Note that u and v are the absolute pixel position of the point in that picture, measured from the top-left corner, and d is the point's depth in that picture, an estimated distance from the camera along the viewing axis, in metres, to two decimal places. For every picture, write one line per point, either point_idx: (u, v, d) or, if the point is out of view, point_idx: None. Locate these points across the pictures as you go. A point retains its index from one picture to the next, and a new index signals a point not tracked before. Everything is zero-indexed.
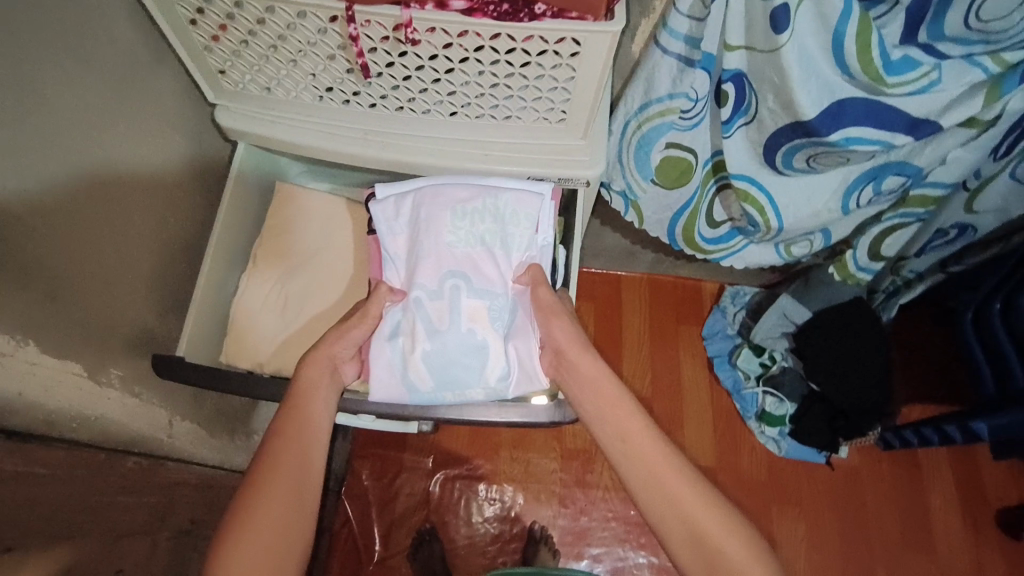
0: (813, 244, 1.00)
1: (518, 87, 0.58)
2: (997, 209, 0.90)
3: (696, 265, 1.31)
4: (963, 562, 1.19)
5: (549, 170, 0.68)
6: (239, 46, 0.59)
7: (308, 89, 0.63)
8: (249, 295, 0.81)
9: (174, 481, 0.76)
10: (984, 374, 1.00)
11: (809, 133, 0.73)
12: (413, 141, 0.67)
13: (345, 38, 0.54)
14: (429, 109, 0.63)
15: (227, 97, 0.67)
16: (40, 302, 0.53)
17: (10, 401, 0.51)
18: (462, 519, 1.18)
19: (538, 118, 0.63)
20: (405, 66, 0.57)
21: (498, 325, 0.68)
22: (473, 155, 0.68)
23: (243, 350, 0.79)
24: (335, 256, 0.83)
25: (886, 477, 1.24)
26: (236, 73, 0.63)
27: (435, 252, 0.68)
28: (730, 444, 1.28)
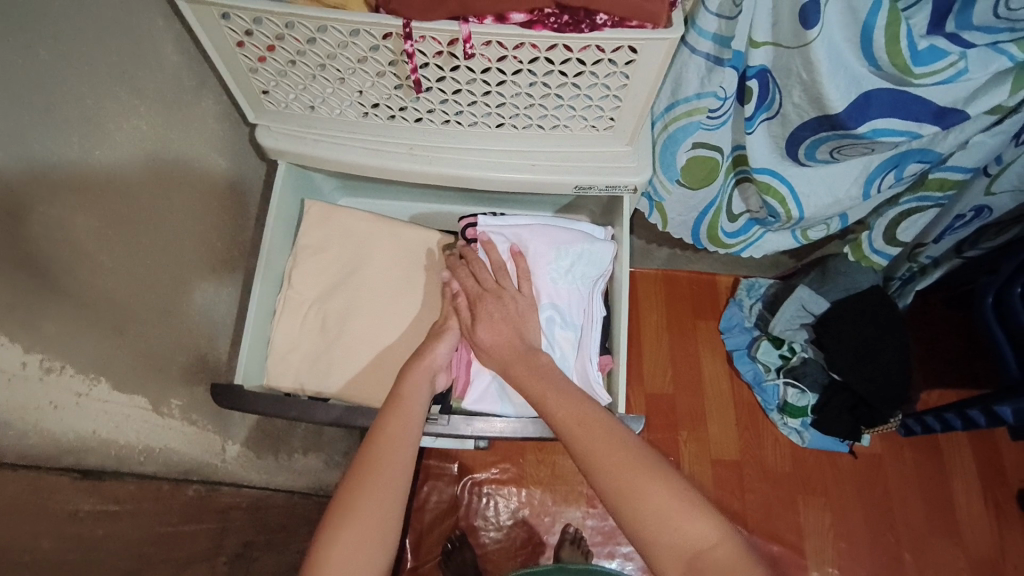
0: (830, 228, 0.99)
1: (569, 96, 0.58)
2: (1013, 189, 0.88)
3: (712, 258, 1.32)
4: (989, 544, 1.20)
5: (597, 177, 0.66)
6: (285, 66, 0.58)
7: (354, 107, 0.62)
8: (286, 317, 0.81)
9: (227, 506, 0.75)
10: (1006, 354, 0.99)
11: (836, 126, 0.73)
12: (458, 153, 0.66)
13: (399, 54, 0.54)
14: (475, 122, 0.62)
15: (268, 116, 0.66)
16: (110, 335, 0.54)
17: (86, 440, 0.52)
18: (491, 523, 1.18)
19: (585, 126, 0.62)
20: (457, 80, 0.56)
21: (578, 352, 0.76)
22: (520, 166, 0.66)
23: (284, 370, 0.79)
24: (381, 269, 0.84)
25: (910, 464, 1.25)
26: (279, 93, 0.62)
27: (536, 283, 0.76)
28: (754, 436, 1.28)
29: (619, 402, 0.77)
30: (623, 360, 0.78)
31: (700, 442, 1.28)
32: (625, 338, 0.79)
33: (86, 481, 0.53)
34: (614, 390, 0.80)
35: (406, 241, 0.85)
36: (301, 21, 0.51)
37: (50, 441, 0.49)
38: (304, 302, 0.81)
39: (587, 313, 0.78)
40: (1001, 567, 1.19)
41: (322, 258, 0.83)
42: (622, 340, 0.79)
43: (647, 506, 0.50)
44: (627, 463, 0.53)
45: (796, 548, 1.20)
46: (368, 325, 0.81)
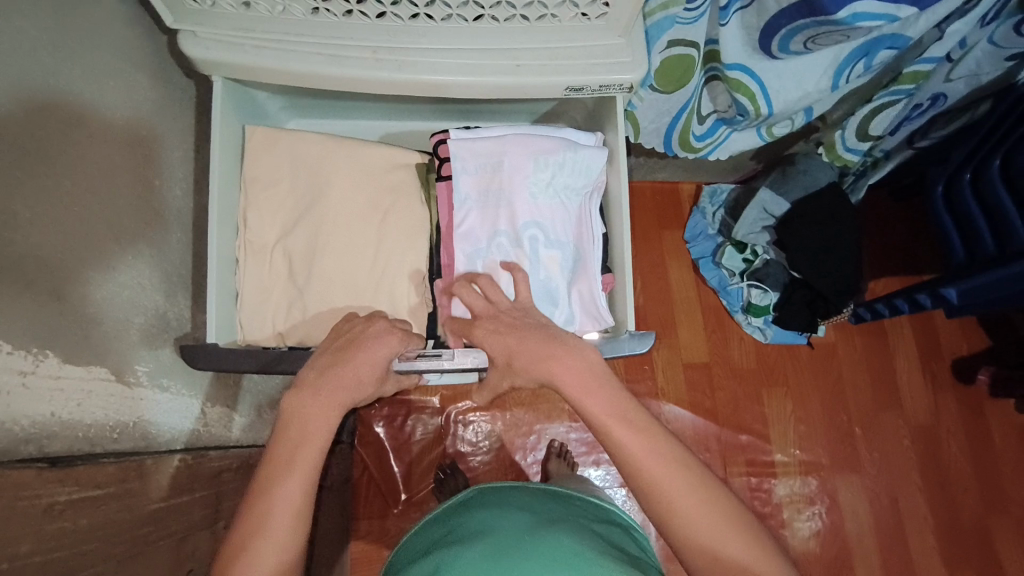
0: (794, 122, 0.95)
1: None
2: (969, 75, 0.90)
3: (674, 167, 1.30)
4: (926, 411, 1.33)
5: (588, 77, 0.60)
6: None
7: (302, 1, 0.54)
8: (251, 273, 0.75)
9: (219, 470, 0.72)
10: (954, 241, 1.07)
11: (815, 13, 0.69)
12: (431, 55, 0.59)
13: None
14: (450, 15, 0.55)
15: (194, 20, 0.56)
16: (48, 303, 0.48)
17: (46, 424, 0.47)
18: (478, 447, 1.20)
19: (575, 14, 0.56)
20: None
21: (567, 270, 0.75)
22: (501, 66, 0.59)
23: (256, 318, 0.75)
24: (343, 197, 0.76)
25: (860, 348, 1.35)
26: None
27: (514, 201, 0.74)
28: (721, 338, 1.34)
29: (628, 318, 0.75)
30: (625, 276, 0.76)
31: (672, 348, 1.33)
32: (624, 254, 0.77)
33: (55, 470, 0.47)
34: (619, 305, 0.78)
35: (371, 169, 0.77)
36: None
37: (3, 432, 0.43)
38: (265, 246, 0.76)
39: (576, 227, 0.76)
40: (936, 431, 1.33)
41: (279, 193, 0.76)
42: (620, 253, 0.77)
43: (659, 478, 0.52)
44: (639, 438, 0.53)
45: (762, 435, 1.30)
46: (333, 260, 0.75)
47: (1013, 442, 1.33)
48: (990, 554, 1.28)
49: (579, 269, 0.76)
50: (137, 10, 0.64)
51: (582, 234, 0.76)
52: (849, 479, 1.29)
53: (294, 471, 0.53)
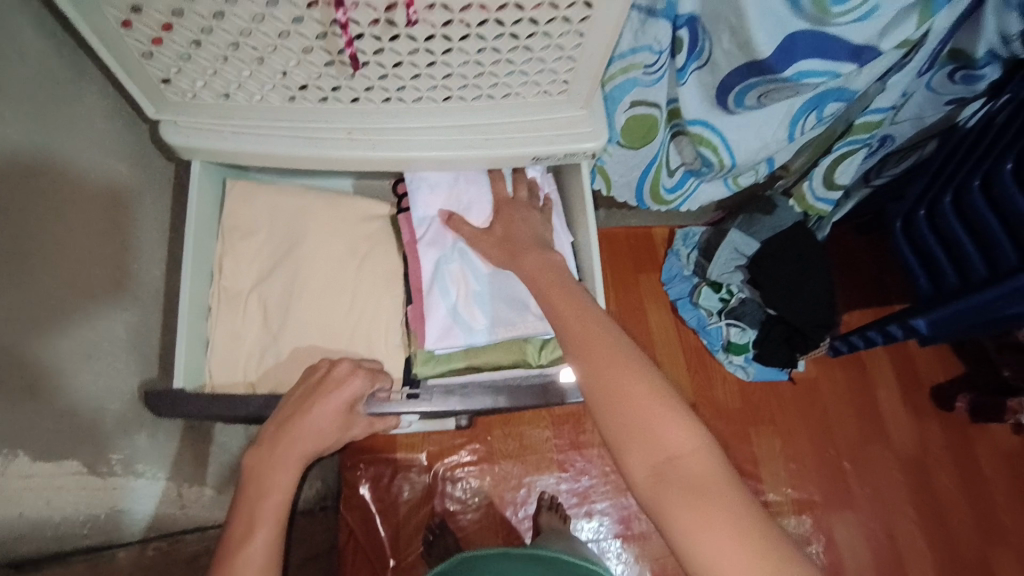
0: (758, 172, 1.00)
1: (522, 61, 0.53)
2: (913, 117, 0.97)
3: (647, 213, 1.35)
4: (912, 441, 1.34)
5: (555, 147, 0.63)
6: (189, 48, 0.50)
7: (278, 90, 0.55)
8: (222, 326, 0.75)
9: (199, 551, 0.74)
10: (919, 274, 1.12)
11: (764, 72, 0.74)
12: (403, 132, 0.61)
13: (327, 26, 0.47)
14: (420, 97, 0.57)
15: (173, 108, 0.58)
16: (21, 401, 0.51)
17: (12, 523, 0.50)
18: (467, 504, 1.17)
19: (538, 92, 0.58)
20: (397, 52, 0.50)
21: None
22: (474, 141, 0.62)
23: (226, 364, 0.74)
24: (316, 259, 0.77)
25: (841, 380, 1.37)
26: (184, 81, 0.55)
27: (477, 207, 0.77)
28: (704, 378, 1.35)
29: None
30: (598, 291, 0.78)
31: None
32: (596, 270, 0.79)
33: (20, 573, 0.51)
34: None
35: (350, 229, 0.79)
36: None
37: None
38: (239, 293, 0.76)
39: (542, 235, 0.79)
40: (924, 460, 1.33)
41: (255, 242, 0.78)
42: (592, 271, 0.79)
43: (645, 428, 0.53)
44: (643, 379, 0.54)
45: (753, 475, 1.29)
46: (308, 325, 0.76)
47: (998, 465, 1.34)
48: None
49: None
50: (116, 105, 0.67)
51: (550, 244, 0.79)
52: (843, 515, 1.28)
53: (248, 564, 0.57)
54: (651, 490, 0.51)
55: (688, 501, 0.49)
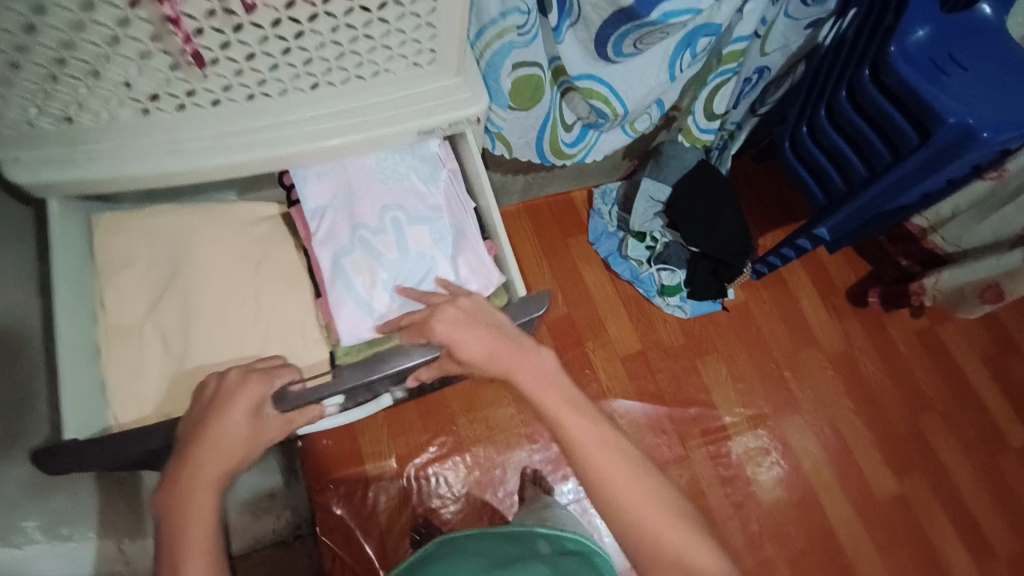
0: (652, 115, 1.05)
1: (380, 35, 0.53)
2: (781, 47, 1.04)
3: (562, 178, 1.38)
4: (838, 339, 1.46)
5: (435, 119, 0.63)
6: (10, 72, 0.46)
7: (127, 103, 0.52)
8: (115, 363, 0.77)
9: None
10: (812, 186, 1.20)
11: (632, 17, 0.76)
12: (277, 128, 0.59)
13: (158, 24, 0.45)
14: (286, 88, 0.55)
15: (15, 143, 0.54)
16: None
17: None
18: (447, 498, 1.17)
19: (408, 65, 0.58)
20: (246, 43, 0.49)
21: (441, 244, 0.78)
22: (352, 126, 0.61)
23: (132, 400, 0.76)
24: (200, 270, 0.80)
25: (767, 299, 1.46)
26: (16, 110, 0.50)
27: (367, 193, 0.77)
28: (646, 324, 1.40)
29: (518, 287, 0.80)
30: (505, 240, 0.82)
31: (606, 346, 1.37)
32: (501, 223, 0.83)
33: None
34: (505, 270, 0.83)
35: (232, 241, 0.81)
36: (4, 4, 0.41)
37: None
38: (131, 326, 0.79)
39: (444, 208, 0.81)
40: (851, 355, 1.45)
41: (136, 271, 0.79)
42: (497, 223, 0.83)
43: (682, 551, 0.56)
44: (652, 496, 0.59)
45: (707, 403, 1.36)
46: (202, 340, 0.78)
47: (914, 345, 1.48)
48: (931, 453, 1.40)
49: (453, 242, 0.80)
50: None
51: (451, 213, 0.81)
52: (793, 420, 1.38)
53: None
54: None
55: None
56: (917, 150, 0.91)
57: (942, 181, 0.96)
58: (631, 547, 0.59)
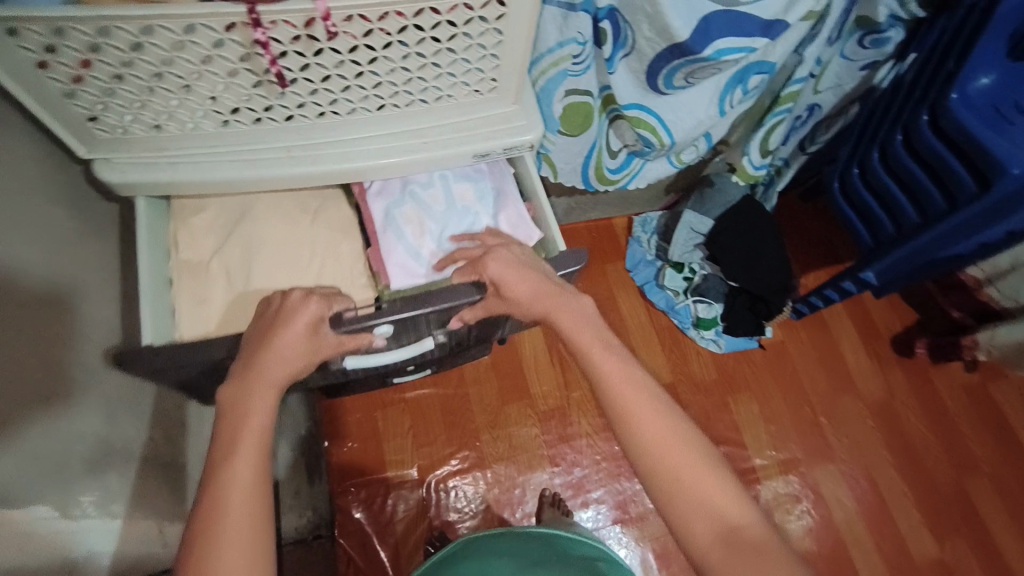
0: (698, 147, 1.05)
1: (446, 63, 0.55)
2: (834, 86, 1.03)
3: (603, 204, 1.39)
4: (879, 389, 1.40)
5: (491, 144, 0.65)
6: (112, 82, 0.51)
7: (210, 116, 0.56)
8: (183, 293, 0.76)
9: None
10: (859, 228, 1.18)
11: (685, 53, 0.77)
12: (342, 145, 0.62)
13: (249, 46, 0.48)
14: (354, 108, 0.58)
15: (106, 146, 0.58)
16: None
17: None
18: (464, 513, 1.17)
19: (469, 92, 0.60)
20: (324, 66, 0.52)
21: (485, 200, 0.80)
22: (413, 146, 0.63)
23: (196, 322, 0.75)
24: (269, 208, 0.80)
25: (806, 341, 1.42)
26: (112, 115, 0.54)
27: None
28: (679, 356, 1.38)
29: (556, 238, 0.79)
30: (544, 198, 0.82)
31: None
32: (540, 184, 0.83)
33: None
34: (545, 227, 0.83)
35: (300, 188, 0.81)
36: (118, 25, 0.45)
37: None
38: (200, 263, 0.77)
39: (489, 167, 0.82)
40: (892, 405, 1.39)
41: (205, 216, 0.79)
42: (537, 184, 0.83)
43: (716, 500, 0.56)
44: (682, 439, 0.58)
45: (737, 442, 1.32)
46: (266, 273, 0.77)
47: (962, 401, 1.41)
48: (974, 516, 1.32)
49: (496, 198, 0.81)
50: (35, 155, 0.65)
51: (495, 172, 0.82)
52: (826, 469, 1.33)
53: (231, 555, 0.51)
54: (715, 551, 0.54)
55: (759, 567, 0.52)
56: (976, 199, 0.88)
57: (999, 232, 0.91)
58: (653, 483, 0.58)
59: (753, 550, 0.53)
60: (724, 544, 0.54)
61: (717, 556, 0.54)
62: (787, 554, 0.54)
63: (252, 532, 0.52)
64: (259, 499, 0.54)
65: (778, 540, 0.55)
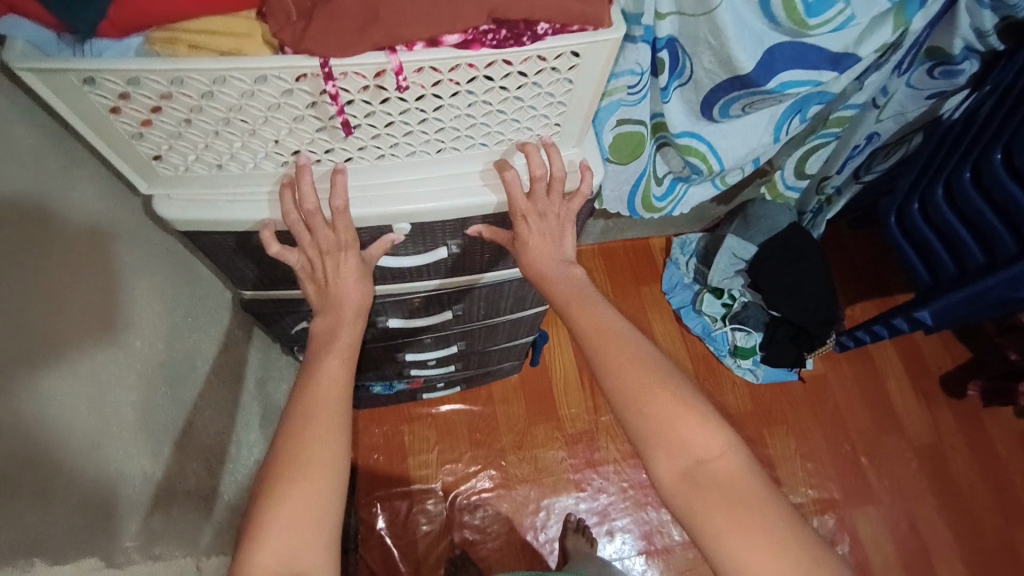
0: (744, 169, 1.01)
1: (512, 110, 0.53)
2: (895, 113, 0.96)
3: (641, 224, 1.36)
4: (926, 430, 1.34)
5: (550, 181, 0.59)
6: (179, 126, 0.49)
7: (271, 157, 0.53)
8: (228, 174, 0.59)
9: None
10: (917, 265, 1.12)
11: (747, 85, 0.74)
12: (398, 186, 0.57)
13: (317, 95, 0.47)
14: (414, 152, 0.55)
15: (168, 184, 0.55)
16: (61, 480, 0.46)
17: None
18: (486, 534, 1.16)
19: (531, 138, 0.57)
20: (388, 113, 0.50)
21: None
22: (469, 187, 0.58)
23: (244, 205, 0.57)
24: None
25: (849, 375, 1.37)
26: (175, 156, 0.52)
27: None
28: (713, 384, 1.34)
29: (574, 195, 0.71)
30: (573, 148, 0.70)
31: None
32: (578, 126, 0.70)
33: None
34: None
35: None
36: (192, 75, 0.43)
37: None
38: None
39: None
40: (940, 448, 1.33)
41: None
42: None
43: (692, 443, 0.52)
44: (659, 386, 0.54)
45: (772, 477, 1.28)
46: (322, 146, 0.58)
47: (1014, 447, 1.34)
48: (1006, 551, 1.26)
49: None
50: None
51: None
52: (865, 512, 1.27)
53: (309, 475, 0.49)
54: (683, 491, 0.52)
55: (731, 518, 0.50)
56: None
57: None
58: (625, 421, 0.54)
59: (721, 489, 0.51)
60: (691, 483, 0.52)
61: (683, 495, 0.51)
62: (757, 491, 0.51)
63: (333, 448, 0.51)
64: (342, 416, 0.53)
65: (751, 475, 0.52)
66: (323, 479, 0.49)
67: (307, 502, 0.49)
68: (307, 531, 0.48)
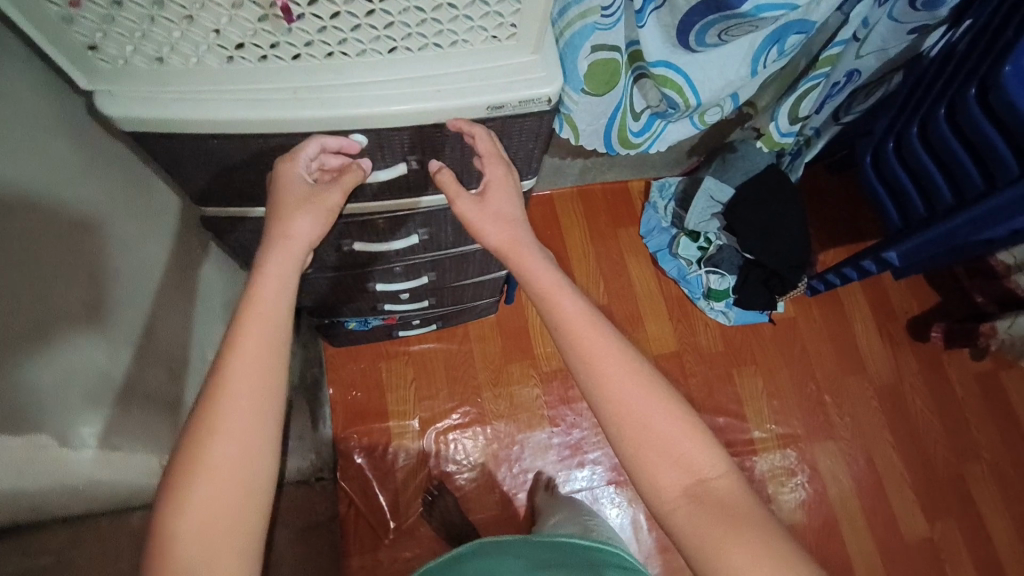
0: (724, 108, 1.00)
1: (465, 4, 0.45)
2: (877, 50, 0.93)
3: (620, 165, 1.35)
4: (889, 371, 1.39)
5: (507, 94, 0.52)
6: (111, 8, 0.42)
7: (213, 51, 0.47)
8: None
9: None
10: (888, 208, 1.14)
11: (722, 8, 0.73)
12: (354, 90, 0.51)
13: None
14: (364, 49, 0.48)
15: (107, 79, 0.49)
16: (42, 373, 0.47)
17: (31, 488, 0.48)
18: (462, 465, 1.20)
19: (485, 38, 0.49)
20: (330, 1, 0.43)
21: None
22: (426, 94, 0.52)
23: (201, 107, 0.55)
24: None
25: (818, 318, 1.40)
26: (113, 46, 0.46)
27: None
28: (686, 326, 1.37)
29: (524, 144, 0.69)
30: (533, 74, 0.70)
31: (640, 342, 1.35)
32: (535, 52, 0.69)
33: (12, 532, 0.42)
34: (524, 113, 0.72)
35: None
36: None
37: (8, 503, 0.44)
38: None
39: None
40: (899, 389, 1.38)
41: None
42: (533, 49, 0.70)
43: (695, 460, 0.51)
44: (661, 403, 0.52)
45: (738, 414, 1.33)
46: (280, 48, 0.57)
47: (971, 388, 1.39)
48: (966, 498, 1.32)
49: None
50: None
51: None
52: (825, 446, 1.33)
53: (232, 448, 0.46)
54: (682, 506, 0.50)
55: (735, 533, 0.48)
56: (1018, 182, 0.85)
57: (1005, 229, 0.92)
58: (618, 439, 0.52)
59: (723, 509, 0.50)
60: (692, 499, 0.50)
61: (685, 513, 0.50)
62: (758, 509, 0.50)
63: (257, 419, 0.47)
64: (271, 384, 0.48)
65: (746, 492, 0.51)
66: (247, 458, 0.46)
67: (226, 480, 0.45)
68: (228, 525, 0.45)
